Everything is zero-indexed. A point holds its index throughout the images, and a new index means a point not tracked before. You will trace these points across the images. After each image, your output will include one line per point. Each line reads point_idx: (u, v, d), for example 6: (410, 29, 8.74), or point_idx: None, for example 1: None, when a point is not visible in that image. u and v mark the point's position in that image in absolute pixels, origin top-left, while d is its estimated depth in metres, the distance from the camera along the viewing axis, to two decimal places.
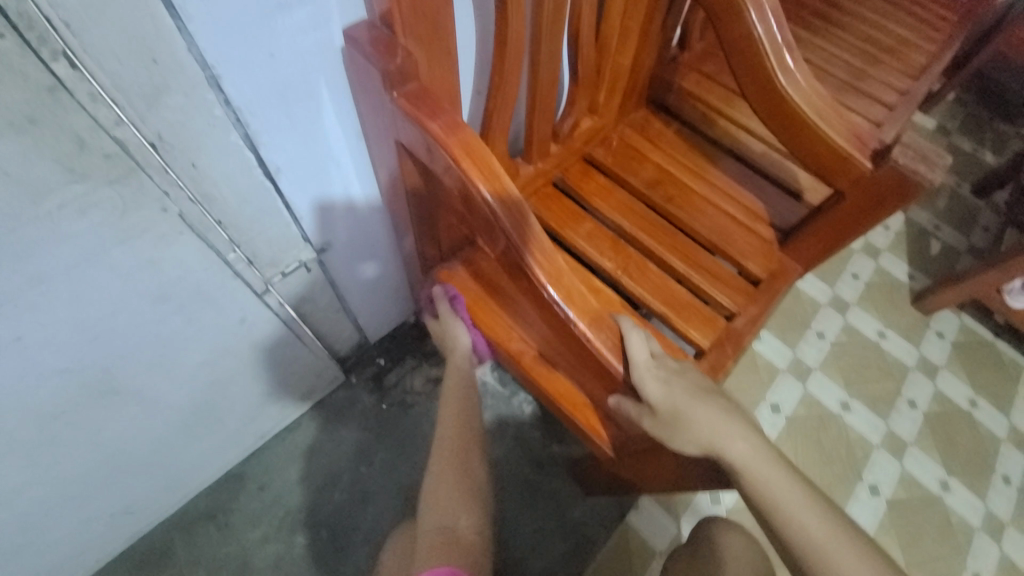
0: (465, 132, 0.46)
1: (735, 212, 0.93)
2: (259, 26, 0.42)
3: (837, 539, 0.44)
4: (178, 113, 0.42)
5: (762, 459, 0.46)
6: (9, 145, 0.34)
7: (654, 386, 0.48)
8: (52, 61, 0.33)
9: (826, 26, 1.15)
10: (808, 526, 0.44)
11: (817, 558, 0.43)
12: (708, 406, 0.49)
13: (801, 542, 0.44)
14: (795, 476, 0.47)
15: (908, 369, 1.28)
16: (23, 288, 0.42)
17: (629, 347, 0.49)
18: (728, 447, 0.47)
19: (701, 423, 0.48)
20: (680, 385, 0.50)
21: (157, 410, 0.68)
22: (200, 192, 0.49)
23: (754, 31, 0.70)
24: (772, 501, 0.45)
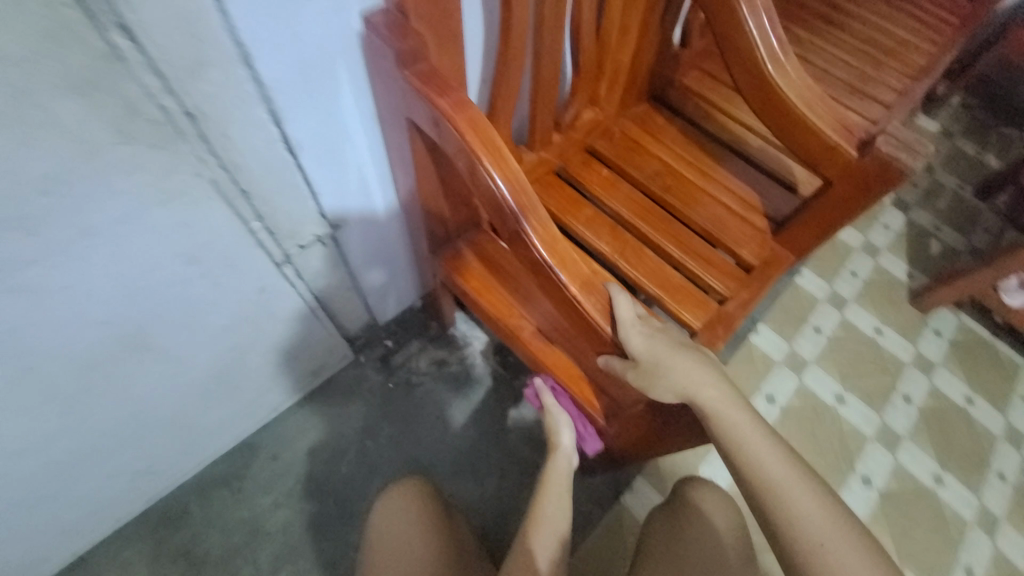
0: (469, 109, 0.51)
1: (731, 202, 0.97)
2: (287, 10, 0.47)
3: (794, 477, 0.48)
4: (214, 86, 0.47)
5: (731, 406, 0.51)
6: (71, 105, 0.40)
7: (638, 339, 0.53)
8: (111, 32, 0.38)
9: (826, 29, 1.17)
10: (768, 465, 0.49)
11: (774, 493, 0.48)
12: (686, 357, 0.53)
13: (761, 480, 0.48)
14: (762, 424, 0.51)
15: (904, 365, 1.30)
16: (74, 239, 0.47)
17: (617, 308, 0.54)
18: (701, 394, 0.52)
19: (679, 372, 0.52)
20: (663, 338, 0.54)
21: (181, 371, 0.73)
22: (229, 161, 0.54)
23: (745, 26, 0.74)
24: (737, 442, 0.50)
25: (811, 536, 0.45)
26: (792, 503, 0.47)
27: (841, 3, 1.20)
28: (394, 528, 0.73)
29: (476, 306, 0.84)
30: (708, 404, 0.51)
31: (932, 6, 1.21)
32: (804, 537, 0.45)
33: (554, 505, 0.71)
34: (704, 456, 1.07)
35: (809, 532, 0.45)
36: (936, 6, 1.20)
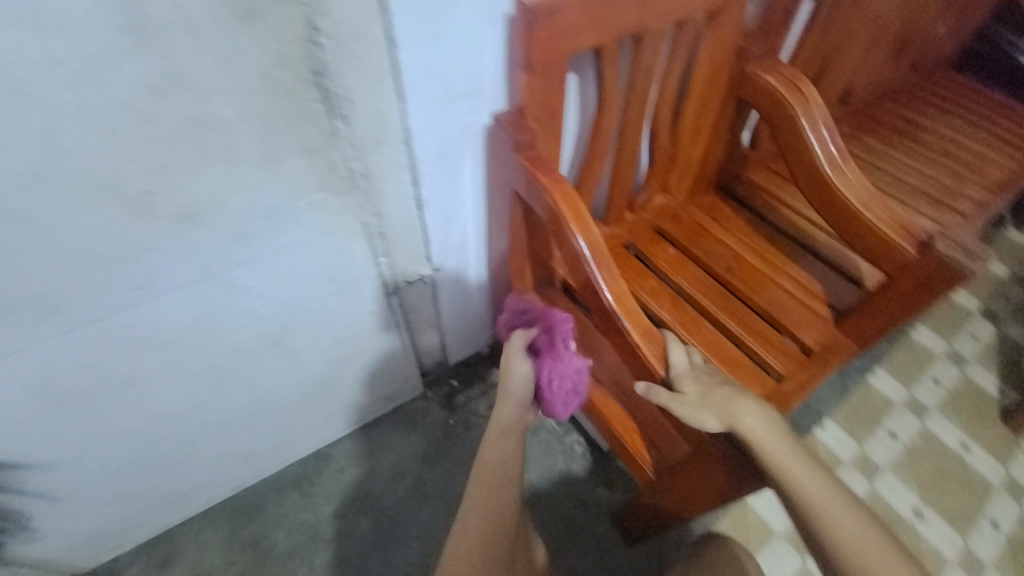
0: (565, 186, 0.65)
1: (794, 288, 1.02)
2: (442, 108, 0.65)
3: (834, 501, 0.55)
4: (385, 156, 0.65)
5: (770, 435, 0.57)
6: (300, 162, 0.58)
7: (689, 380, 0.61)
8: (335, 119, 0.57)
9: (900, 138, 1.22)
10: (810, 490, 0.55)
11: (818, 517, 0.54)
12: (728, 391, 0.60)
13: (805, 504, 0.55)
14: (802, 452, 0.57)
15: (992, 487, 1.19)
16: (268, 253, 0.65)
17: (670, 356, 0.63)
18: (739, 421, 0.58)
19: (724, 403, 0.59)
20: (709, 377, 0.62)
21: (298, 372, 0.88)
22: (377, 209, 0.71)
23: (806, 137, 0.85)
24: (782, 470, 0.56)
25: (853, 555, 0.52)
26: (832, 525, 0.54)
27: (914, 117, 1.26)
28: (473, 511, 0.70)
29: None
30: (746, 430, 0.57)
31: (1010, 126, 1.25)
32: (848, 557, 0.52)
33: (498, 442, 0.77)
34: (760, 545, 1.04)
35: (852, 553, 0.52)
36: (1014, 127, 1.24)
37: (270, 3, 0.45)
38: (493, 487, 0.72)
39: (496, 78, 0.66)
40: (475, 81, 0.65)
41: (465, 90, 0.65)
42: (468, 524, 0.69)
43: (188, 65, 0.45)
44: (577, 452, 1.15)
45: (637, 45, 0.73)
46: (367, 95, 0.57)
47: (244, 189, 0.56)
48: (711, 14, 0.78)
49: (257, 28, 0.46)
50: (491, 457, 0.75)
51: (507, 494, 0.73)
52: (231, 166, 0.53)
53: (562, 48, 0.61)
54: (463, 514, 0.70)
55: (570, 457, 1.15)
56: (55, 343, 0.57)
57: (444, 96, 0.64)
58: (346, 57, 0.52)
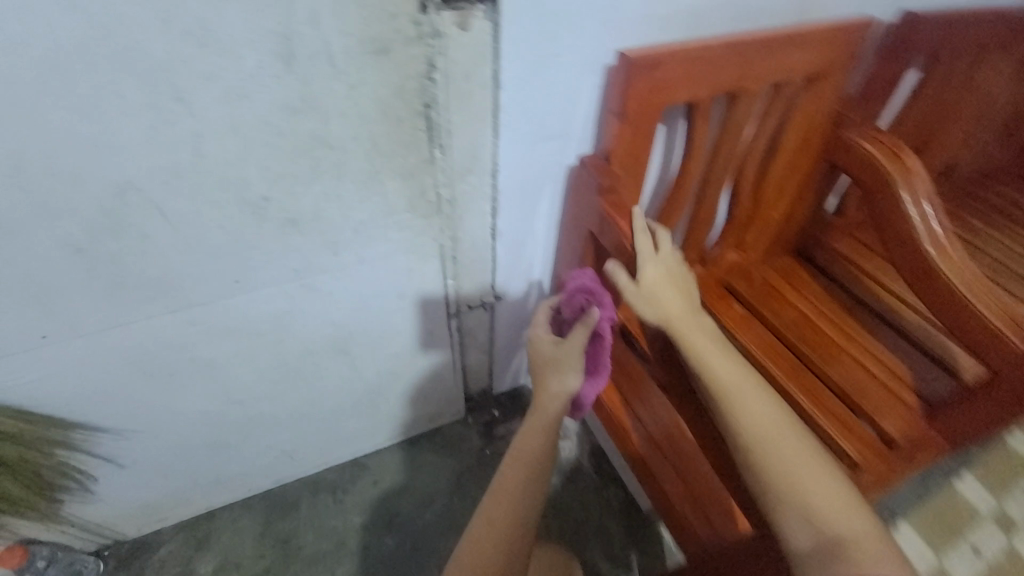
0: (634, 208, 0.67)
1: (876, 369, 0.95)
2: (531, 147, 0.68)
3: (740, 382, 0.60)
4: (472, 186, 0.68)
5: (692, 328, 0.64)
6: (396, 184, 0.62)
7: (650, 270, 0.65)
8: (435, 148, 0.61)
9: (1008, 224, 1.10)
10: (722, 376, 0.61)
11: (724, 396, 0.60)
12: (672, 285, 0.65)
13: (713, 387, 0.61)
14: (720, 346, 0.63)
15: None
16: (351, 264, 0.69)
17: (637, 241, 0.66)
18: (727, 402, 0.59)
19: (665, 298, 0.65)
20: (664, 272, 0.66)
21: (353, 380, 0.91)
22: (455, 234, 0.74)
23: (906, 211, 0.80)
24: (699, 359, 0.62)
25: (756, 433, 0.57)
26: (740, 405, 0.59)
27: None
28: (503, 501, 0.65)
29: (599, 404, 0.94)
30: (733, 410, 0.59)
31: None
32: (751, 435, 0.57)
33: (537, 430, 0.70)
34: None
35: (755, 431, 0.57)
36: None
37: (400, 43, 0.50)
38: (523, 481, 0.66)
39: (587, 123, 0.68)
40: (567, 124, 0.67)
41: (556, 132, 0.68)
42: (488, 513, 0.64)
43: (321, 89, 0.49)
44: (614, 508, 1.13)
45: (732, 103, 0.73)
46: (467, 129, 0.61)
47: (344, 203, 0.60)
48: (812, 78, 0.77)
49: (385, 62, 0.50)
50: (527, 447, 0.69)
51: (536, 489, 0.67)
52: (337, 181, 0.58)
53: (658, 101, 0.63)
54: (489, 496, 0.66)
55: (607, 511, 1.13)
56: (158, 320, 0.63)
57: (535, 134, 0.67)
58: (456, 93, 0.56)
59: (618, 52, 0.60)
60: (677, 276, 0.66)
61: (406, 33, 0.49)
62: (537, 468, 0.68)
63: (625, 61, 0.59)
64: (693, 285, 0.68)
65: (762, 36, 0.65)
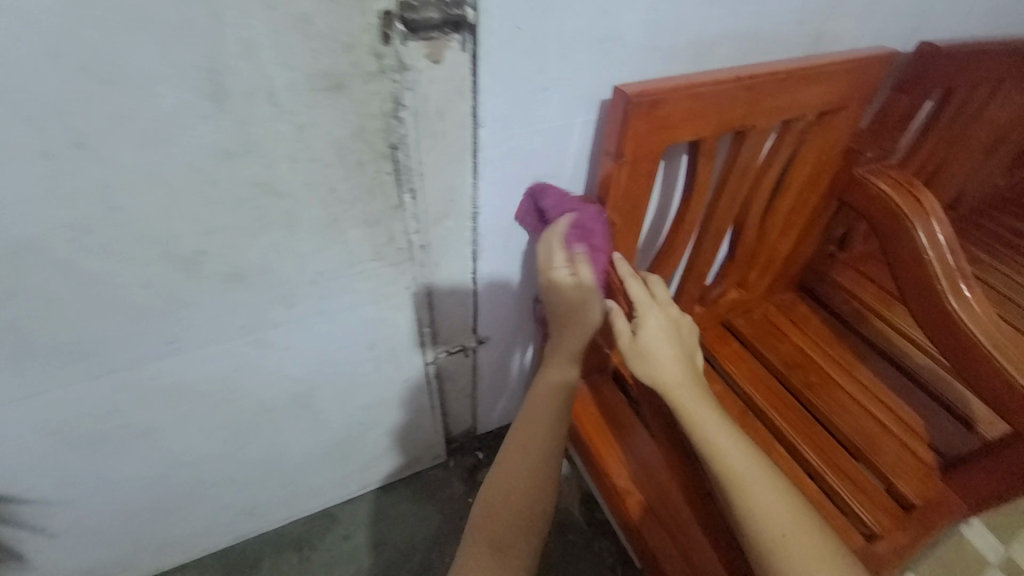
0: (614, 254, 0.61)
1: (887, 419, 0.88)
2: (515, 187, 0.60)
3: (748, 467, 0.51)
4: (447, 230, 0.60)
5: (691, 395, 0.55)
6: (359, 232, 0.54)
7: (653, 322, 0.56)
8: (405, 192, 0.53)
9: (1011, 256, 1.07)
10: (730, 457, 0.51)
11: (730, 482, 0.50)
12: (672, 343, 0.56)
13: (717, 471, 0.51)
14: (723, 418, 0.54)
15: None
16: (311, 317, 0.61)
17: (630, 286, 0.57)
18: (744, 501, 0.50)
19: (664, 358, 0.55)
20: (665, 328, 0.56)
21: (320, 432, 0.82)
22: (431, 281, 0.66)
23: (926, 257, 0.74)
24: (704, 436, 0.53)
25: (769, 528, 0.48)
26: (749, 493, 0.50)
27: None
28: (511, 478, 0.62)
29: (592, 463, 0.84)
30: (753, 514, 0.49)
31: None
32: (764, 532, 0.48)
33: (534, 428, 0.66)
34: None
35: (768, 527, 0.48)
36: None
37: (359, 78, 0.42)
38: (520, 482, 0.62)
39: (579, 161, 0.61)
40: (557, 163, 0.60)
41: (544, 171, 0.60)
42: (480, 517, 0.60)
43: (263, 131, 0.41)
44: (604, 562, 1.05)
45: (738, 140, 0.66)
46: (440, 171, 0.53)
47: (298, 255, 0.52)
48: (824, 113, 0.71)
49: (342, 100, 0.43)
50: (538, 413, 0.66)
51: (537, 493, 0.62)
52: (289, 232, 0.50)
53: (658, 141, 0.56)
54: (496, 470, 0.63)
55: (598, 568, 1.04)
56: (81, 388, 0.54)
57: (520, 175, 0.59)
58: (426, 132, 0.49)
59: (614, 86, 0.53)
60: (679, 329, 0.58)
61: (366, 68, 0.42)
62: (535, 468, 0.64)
63: (621, 97, 0.51)
64: (692, 342, 0.59)
65: (772, 70, 0.59)
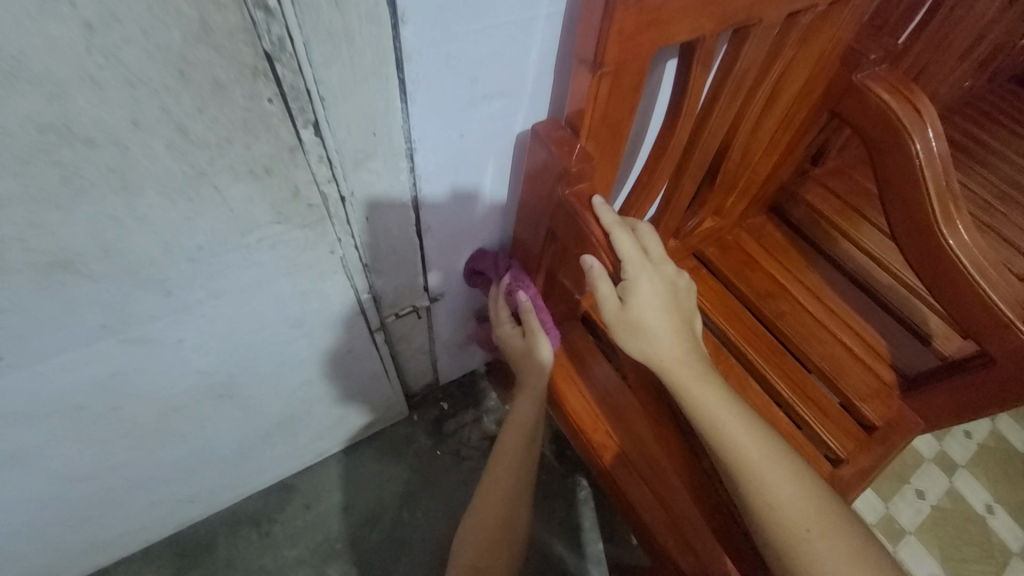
0: (594, 199, 0.49)
1: (854, 344, 0.87)
2: (461, 112, 0.45)
3: (761, 450, 0.45)
4: (374, 175, 0.45)
5: (692, 373, 0.48)
6: (243, 189, 0.39)
7: (647, 286, 0.47)
8: (302, 127, 0.37)
9: (968, 158, 1.02)
10: (742, 443, 0.45)
11: (742, 471, 0.45)
12: (666, 313, 0.48)
13: (728, 458, 0.46)
14: (730, 395, 0.48)
15: (1012, 555, 1.08)
16: (202, 300, 0.47)
17: (618, 242, 0.47)
18: (759, 494, 0.44)
19: (657, 326, 0.48)
20: (660, 290, 0.47)
21: (254, 416, 0.71)
22: (363, 241, 0.52)
23: (922, 181, 0.67)
24: (710, 421, 0.47)
25: (789, 520, 0.43)
26: (765, 481, 0.44)
27: (983, 134, 1.06)
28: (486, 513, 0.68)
29: (567, 421, 0.78)
30: (772, 507, 0.43)
31: None
32: (784, 527, 0.42)
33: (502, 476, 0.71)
34: None
35: (788, 520, 0.43)
36: None
37: None
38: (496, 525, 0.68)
39: (541, 72, 0.46)
40: (515, 75, 0.45)
41: (497, 87, 0.45)
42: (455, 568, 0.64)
43: (19, 36, 0.25)
44: (578, 495, 1.06)
45: (737, 41, 0.53)
46: (351, 93, 0.37)
47: (155, 226, 0.37)
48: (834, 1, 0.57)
49: None
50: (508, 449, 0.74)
51: (513, 516, 0.70)
52: (130, 197, 0.35)
53: (649, 42, 0.41)
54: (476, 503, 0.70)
55: (572, 502, 1.05)
56: None
57: (467, 95, 0.44)
58: (318, 33, 0.32)
59: None
60: (676, 292, 0.49)
61: None
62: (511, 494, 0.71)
63: None
64: (690, 306, 0.51)
65: None
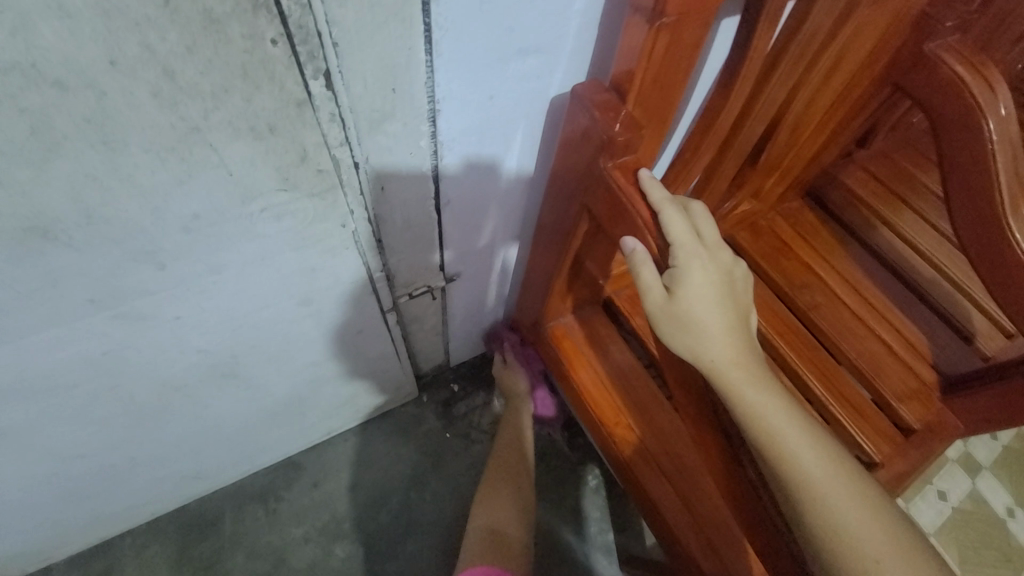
0: (641, 172, 0.44)
1: (894, 341, 0.81)
2: (491, 69, 0.39)
3: (823, 464, 0.41)
4: (391, 139, 0.40)
5: (747, 377, 0.43)
6: (243, 149, 0.34)
7: (699, 275, 0.42)
8: (310, 77, 0.32)
9: None
10: (802, 456, 0.42)
11: (804, 488, 0.41)
12: (720, 307, 0.43)
13: (785, 472, 0.42)
14: (788, 403, 0.44)
15: None
16: (201, 275, 0.42)
17: (669, 225, 0.42)
18: (820, 514, 0.40)
19: (709, 322, 0.43)
20: (714, 281, 0.42)
21: (259, 396, 0.67)
22: (377, 214, 0.47)
23: (994, 174, 0.59)
24: (767, 430, 0.43)
25: (857, 546, 0.38)
26: (828, 500, 0.40)
27: None
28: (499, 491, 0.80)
29: (582, 406, 0.75)
30: (834, 530, 0.39)
31: None
32: (851, 554, 0.38)
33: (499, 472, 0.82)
34: None
35: (855, 546, 0.39)
36: None
37: None
38: (504, 510, 0.77)
39: (585, 25, 0.40)
40: (555, 27, 0.38)
41: (535, 40, 0.39)
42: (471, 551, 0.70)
43: None
44: (588, 485, 1.03)
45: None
46: (370, 38, 0.32)
47: (144, 189, 0.33)
48: None
49: None
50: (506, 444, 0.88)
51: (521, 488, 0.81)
52: (112, 153, 0.30)
53: None
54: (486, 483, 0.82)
55: (583, 491, 1.02)
56: None
57: (500, 48, 0.38)
58: None
59: None
60: (731, 283, 0.44)
61: None
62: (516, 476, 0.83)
63: None
64: (745, 299, 0.46)
65: None
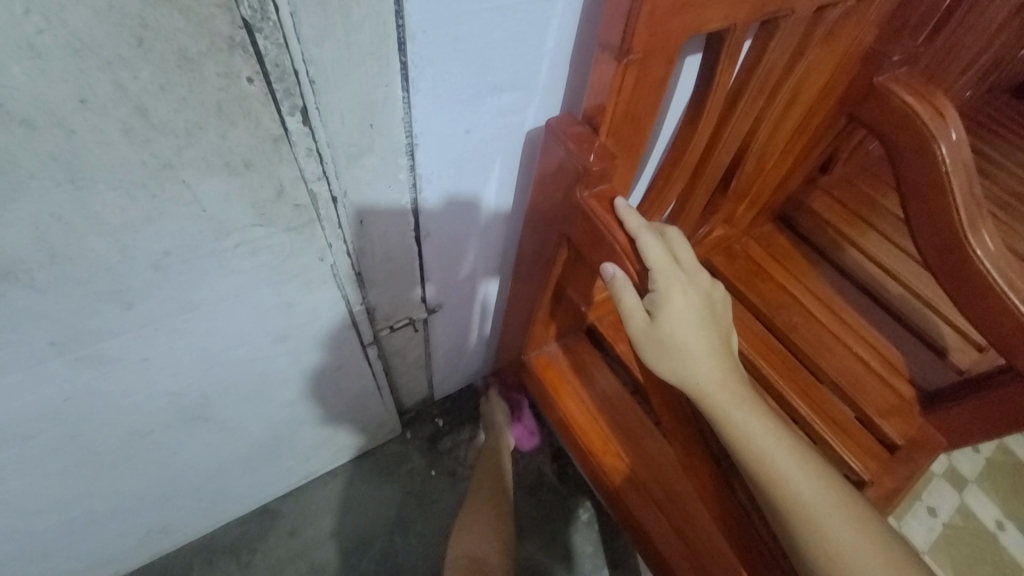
0: (618, 201, 0.44)
1: (871, 358, 0.83)
2: (467, 104, 0.40)
3: (816, 487, 0.41)
4: (369, 173, 0.40)
5: (734, 400, 0.43)
6: (217, 185, 0.33)
7: (678, 299, 0.42)
8: (287, 113, 0.32)
9: None
10: (795, 479, 0.41)
11: (798, 513, 0.40)
12: (702, 330, 0.43)
13: (779, 496, 0.41)
14: (777, 425, 0.44)
15: None
16: (172, 314, 0.41)
17: (647, 251, 0.43)
18: (816, 540, 0.39)
19: (692, 345, 0.43)
20: (694, 305, 0.43)
21: (233, 439, 0.64)
22: (357, 247, 0.47)
23: (951, 196, 0.62)
24: (758, 453, 0.42)
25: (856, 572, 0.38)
26: (823, 524, 0.40)
27: None
28: (478, 519, 0.76)
29: (570, 436, 0.73)
30: (832, 556, 0.39)
31: None
32: None
33: (482, 501, 0.79)
34: None
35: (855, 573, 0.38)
36: None
37: None
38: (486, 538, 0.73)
39: (556, 62, 0.42)
40: (528, 64, 0.40)
41: (508, 77, 0.40)
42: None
43: None
44: (579, 519, 1.00)
45: (766, 32, 0.50)
46: (346, 76, 0.32)
47: (112, 227, 0.32)
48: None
49: None
50: (486, 473, 0.86)
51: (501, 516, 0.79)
52: (79, 191, 0.29)
53: (681, 27, 0.36)
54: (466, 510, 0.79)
55: (574, 526, 0.99)
56: None
57: (475, 84, 0.39)
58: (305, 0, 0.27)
59: None
60: (711, 306, 0.45)
61: None
62: (496, 506, 0.80)
63: None
64: (725, 321, 0.46)
65: None
